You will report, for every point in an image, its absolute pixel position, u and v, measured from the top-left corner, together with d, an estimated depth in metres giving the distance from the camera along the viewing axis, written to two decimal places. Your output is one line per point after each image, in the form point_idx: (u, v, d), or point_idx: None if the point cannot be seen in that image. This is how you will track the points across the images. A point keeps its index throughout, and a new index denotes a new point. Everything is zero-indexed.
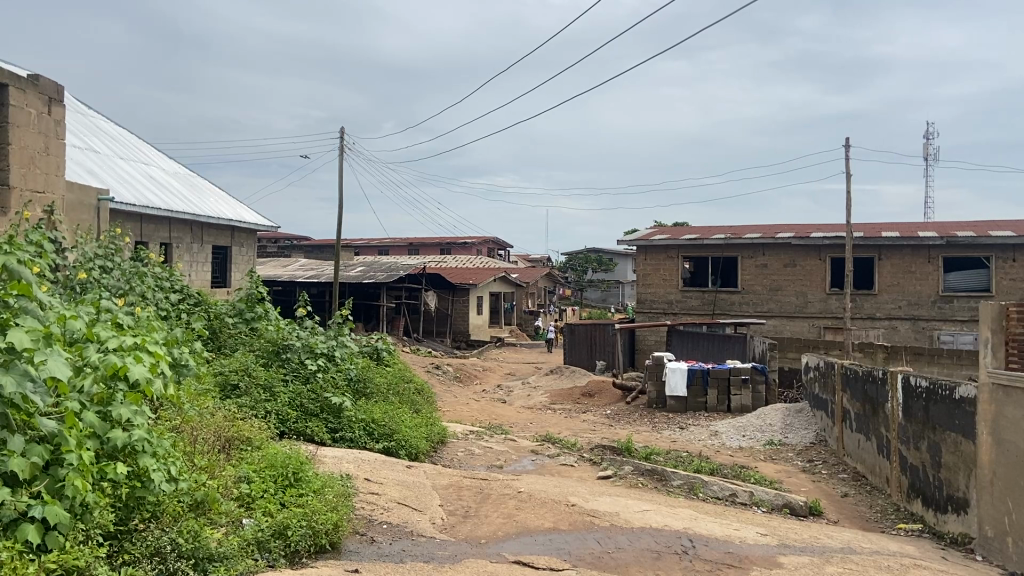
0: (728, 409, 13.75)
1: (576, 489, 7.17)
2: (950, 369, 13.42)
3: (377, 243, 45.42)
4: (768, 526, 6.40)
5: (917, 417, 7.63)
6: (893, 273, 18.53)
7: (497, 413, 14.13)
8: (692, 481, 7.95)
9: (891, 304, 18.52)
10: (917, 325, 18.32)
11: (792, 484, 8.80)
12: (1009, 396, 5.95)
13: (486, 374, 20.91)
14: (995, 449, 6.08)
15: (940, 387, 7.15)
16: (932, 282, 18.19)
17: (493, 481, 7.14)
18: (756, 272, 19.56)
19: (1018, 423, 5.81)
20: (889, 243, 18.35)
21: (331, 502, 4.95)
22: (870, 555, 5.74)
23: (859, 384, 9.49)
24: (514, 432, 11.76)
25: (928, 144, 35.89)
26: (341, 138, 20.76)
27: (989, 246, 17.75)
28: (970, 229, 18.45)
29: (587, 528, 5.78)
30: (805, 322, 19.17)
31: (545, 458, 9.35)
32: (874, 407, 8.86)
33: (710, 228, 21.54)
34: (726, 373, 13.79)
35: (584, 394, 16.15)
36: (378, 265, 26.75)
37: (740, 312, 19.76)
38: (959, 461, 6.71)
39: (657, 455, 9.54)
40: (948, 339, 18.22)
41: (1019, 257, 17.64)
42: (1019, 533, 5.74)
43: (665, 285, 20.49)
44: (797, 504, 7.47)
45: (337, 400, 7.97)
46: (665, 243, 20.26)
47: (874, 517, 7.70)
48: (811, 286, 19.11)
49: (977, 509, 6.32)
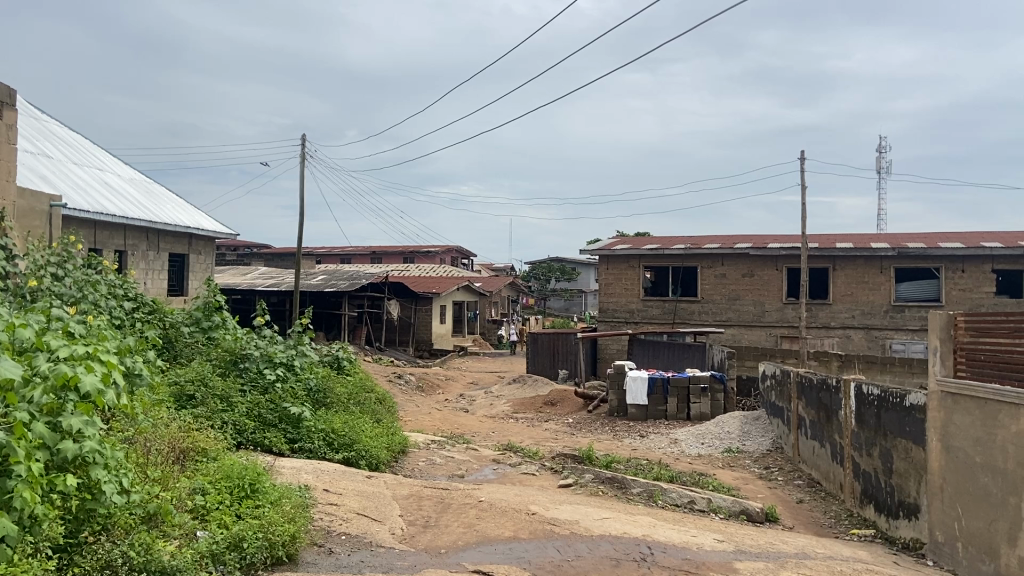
0: (688, 417, 13.89)
1: (537, 498, 7.18)
2: (902, 377, 13.73)
3: (339, 252, 45.09)
4: (726, 533, 6.48)
5: (869, 424, 7.80)
6: (847, 283, 18.89)
7: (458, 422, 14.10)
8: (652, 488, 8.00)
9: (845, 314, 18.88)
10: (870, 334, 18.72)
11: (750, 491, 8.91)
12: (958, 404, 6.11)
13: (448, 383, 20.85)
14: (944, 456, 6.25)
15: (891, 395, 7.32)
16: (885, 292, 18.60)
17: (454, 491, 7.12)
18: (715, 282, 19.82)
19: (967, 431, 5.96)
20: (843, 254, 18.72)
21: (289, 515, 4.90)
22: (824, 561, 5.84)
23: (813, 392, 9.67)
24: (476, 441, 11.75)
25: (880, 157, 36.50)
26: (303, 146, 20.59)
27: (938, 257, 18.22)
28: (921, 240, 18.92)
29: (547, 536, 5.80)
30: (762, 331, 19.46)
31: (506, 467, 9.36)
32: (828, 415, 9.02)
33: (670, 238, 21.76)
34: (685, 382, 13.95)
35: (546, 403, 16.19)
36: (340, 273, 26.53)
37: (700, 320, 19.99)
38: (910, 468, 6.87)
39: (618, 464, 9.61)
40: (900, 347, 18.63)
41: (968, 267, 18.12)
42: (968, 538, 5.88)
43: (627, 294, 20.65)
44: (753, 511, 7.59)
45: (296, 410, 7.91)
46: (626, 253, 20.42)
47: (829, 523, 7.84)
48: (768, 296, 19.42)
49: (928, 515, 6.48)
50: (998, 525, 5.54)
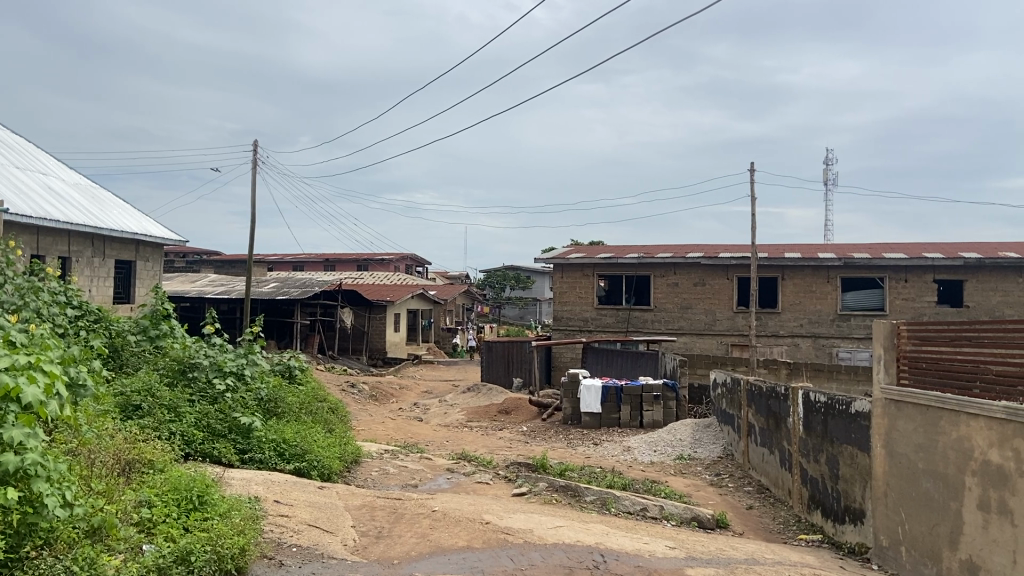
0: (641, 425, 14.02)
1: (491, 507, 7.18)
2: (848, 385, 14.06)
3: (291, 259, 44.55)
4: (677, 540, 6.56)
5: (816, 430, 7.97)
6: (795, 292, 19.30)
7: (412, 431, 14.01)
8: (605, 496, 8.04)
9: (794, 322, 19.27)
10: (817, 342, 19.14)
11: (701, 497, 9.04)
12: (901, 411, 6.28)
13: (402, 392, 20.70)
14: (888, 461, 6.42)
15: (837, 402, 7.50)
16: (831, 301, 19.05)
17: (407, 501, 7.06)
18: (668, 290, 20.06)
19: (909, 436, 6.14)
20: (791, 263, 19.13)
21: (238, 527, 4.82)
22: (772, 566, 5.95)
23: (763, 400, 9.85)
24: (430, 450, 11.70)
25: (827, 169, 37.38)
26: (254, 151, 20.28)
27: (883, 267, 18.71)
28: (866, 251, 19.42)
29: (500, 545, 5.80)
30: (713, 339, 19.75)
31: (460, 476, 9.32)
32: (777, 422, 9.20)
33: (623, 247, 21.98)
34: (638, 390, 14.07)
35: (500, 411, 16.19)
36: (292, 281, 26.16)
37: (652, 329, 20.20)
38: (856, 473, 7.03)
39: (572, 472, 9.64)
40: (845, 355, 19.07)
41: (910, 277, 18.64)
42: (911, 542, 6.04)
43: (581, 302, 20.79)
44: (704, 517, 7.72)
45: (246, 421, 7.78)
46: (580, 262, 20.56)
47: (777, 528, 7.99)
48: (719, 304, 19.72)
49: (873, 520, 6.64)
50: (940, 529, 5.69)
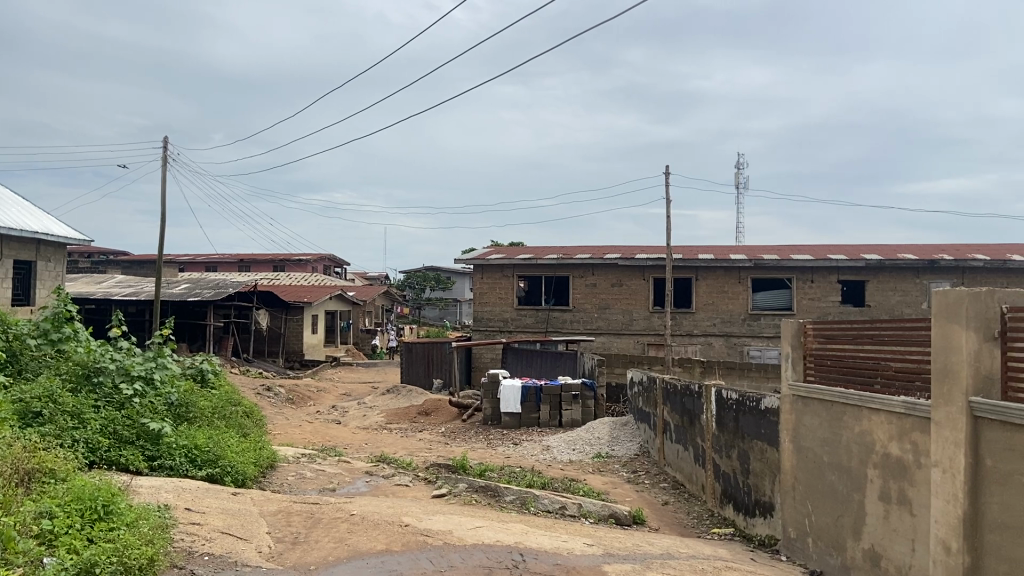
0: (560, 424, 14.18)
1: (410, 509, 7.13)
2: (758, 382, 14.55)
3: (204, 260, 43.24)
4: (595, 537, 6.66)
5: (728, 426, 8.23)
6: (708, 292, 19.87)
7: (330, 435, 13.79)
8: (525, 495, 8.08)
9: (707, 321, 19.83)
10: (729, 341, 19.74)
11: (618, 494, 9.20)
12: (808, 406, 6.54)
13: (319, 394, 20.35)
14: (796, 455, 6.68)
15: (748, 399, 7.76)
16: (742, 301, 19.69)
17: (325, 505, 6.95)
18: (586, 291, 20.34)
19: (815, 431, 6.40)
20: (705, 264, 19.69)
21: (146, 537, 4.65)
22: (686, 560, 6.10)
23: (677, 398, 10.12)
24: (348, 454, 11.54)
25: (739, 172, 38.55)
26: (164, 148, 19.58)
27: (791, 269, 19.44)
28: (774, 253, 20.15)
29: (420, 547, 5.77)
30: (630, 338, 20.14)
31: (379, 479, 9.22)
32: (691, 419, 9.46)
33: (543, 248, 22.20)
34: (557, 390, 14.26)
35: (420, 413, 16.09)
36: (205, 282, 25.38)
37: (571, 329, 20.45)
38: (765, 467, 7.30)
39: (491, 472, 9.67)
40: (756, 353, 19.72)
41: (816, 278, 19.42)
42: (818, 533, 6.30)
43: (501, 303, 20.87)
44: (621, 514, 7.87)
45: (155, 426, 7.51)
46: (500, 263, 20.65)
47: (691, 523, 8.21)
48: (636, 304, 20.12)
49: (782, 513, 6.90)
50: (844, 519, 5.95)
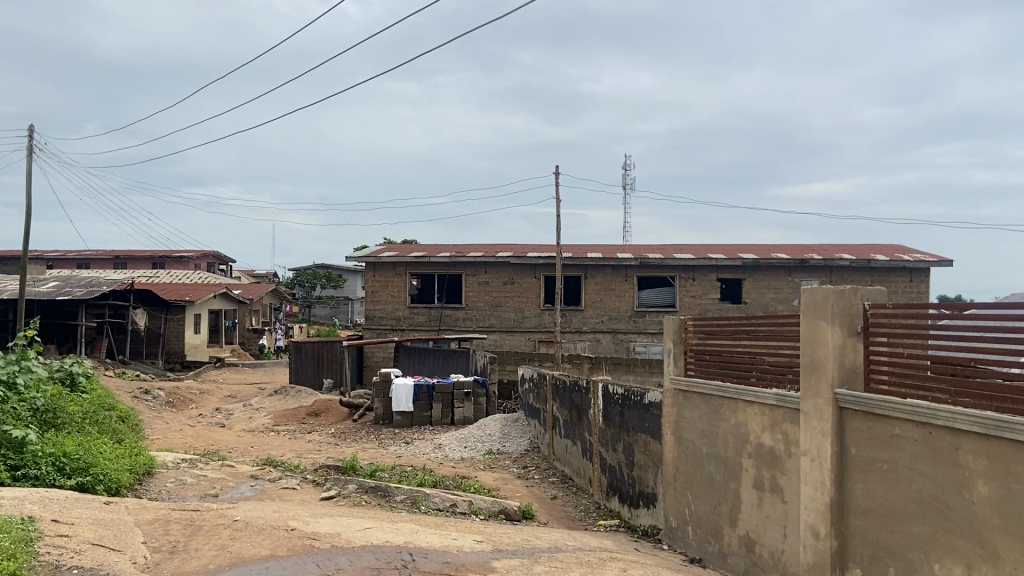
0: (452, 421, 14.20)
1: (297, 513, 6.98)
2: (643, 377, 15.01)
3: (75, 256, 40.80)
4: (484, 533, 6.71)
5: (614, 421, 8.45)
6: (597, 290, 20.34)
7: (213, 438, 13.29)
8: (415, 494, 8.04)
9: (595, 319, 20.30)
10: (617, 337, 20.27)
11: (508, 490, 9.30)
12: (688, 400, 6.80)
13: (202, 396, 19.57)
14: (677, 447, 6.93)
15: (633, 394, 8.00)
16: (629, 299, 20.26)
17: (206, 512, 6.70)
18: (478, 289, 20.42)
19: (695, 423, 6.66)
20: (593, 263, 20.14)
21: (6, 552, 4.35)
22: (573, 552, 6.23)
23: (566, 394, 10.32)
24: (233, 458, 11.16)
25: (626, 173, 39.63)
26: (30, 138, 18.34)
27: (674, 267, 20.14)
28: (659, 252, 20.81)
29: (306, 551, 5.65)
30: (522, 336, 20.35)
31: (265, 483, 8.97)
32: (579, 414, 9.67)
33: (436, 246, 22.12)
34: (450, 388, 14.27)
35: (309, 414, 15.73)
36: (76, 279, 23.94)
37: (464, 327, 20.49)
38: (648, 460, 7.55)
39: (382, 472, 9.58)
40: (642, 349, 20.33)
41: (697, 276, 20.20)
42: (697, 521, 6.56)
43: (393, 302, 20.67)
44: (511, 510, 7.97)
45: (19, 434, 7.04)
46: (392, 261, 20.44)
47: (579, 516, 8.39)
48: (527, 302, 20.35)
49: (663, 503, 7.15)
50: (721, 508, 6.22)
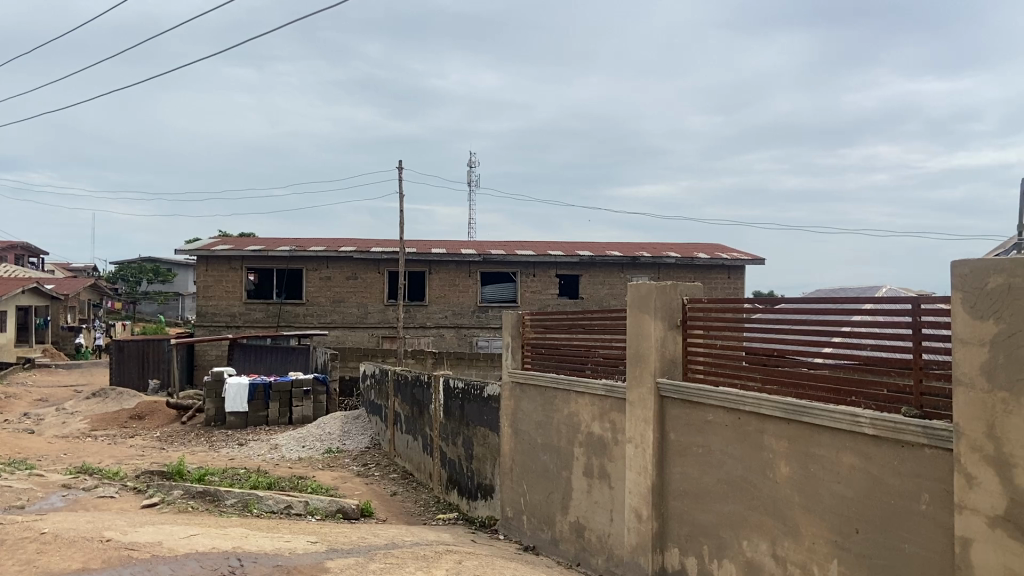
0: (290, 421, 13.74)
1: (115, 522, 6.50)
2: (485, 371, 15.18)
3: None
4: (319, 534, 6.53)
5: (454, 415, 8.48)
6: (440, 285, 20.37)
7: (21, 446, 12.15)
8: (246, 498, 7.71)
9: (439, 314, 20.33)
10: (460, 332, 20.40)
11: (347, 488, 9.12)
12: (525, 392, 6.93)
13: (9, 401, 17.84)
14: (514, 439, 7.06)
15: (472, 387, 8.06)
16: (472, 294, 20.43)
17: (7, 526, 6.10)
18: (320, 284, 19.89)
19: (531, 415, 6.81)
20: (437, 258, 20.14)
21: None
22: (409, 548, 6.19)
23: (407, 389, 10.26)
24: (43, 466, 10.25)
25: (471, 170, 39.93)
26: None
27: (516, 263, 20.49)
28: (501, 248, 21.12)
29: (124, 563, 5.27)
30: (364, 332, 20.03)
31: (79, 492, 8.28)
32: (420, 409, 9.63)
33: (274, 240, 21.33)
34: (288, 386, 13.83)
35: (133, 417, 14.72)
36: None
37: (304, 323, 19.91)
38: (486, 452, 7.64)
39: (212, 475, 9.12)
40: (484, 344, 20.57)
41: (538, 272, 20.66)
42: (532, 510, 6.71)
43: (227, 297, 19.74)
44: (349, 508, 7.83)
45: None
46: (227, 255, 19.50)
47: (418, 511, 8.37)
48: (370, 298, 20.04)
49: (500, 494, 7.26)
50: (553, 496, 6.40)
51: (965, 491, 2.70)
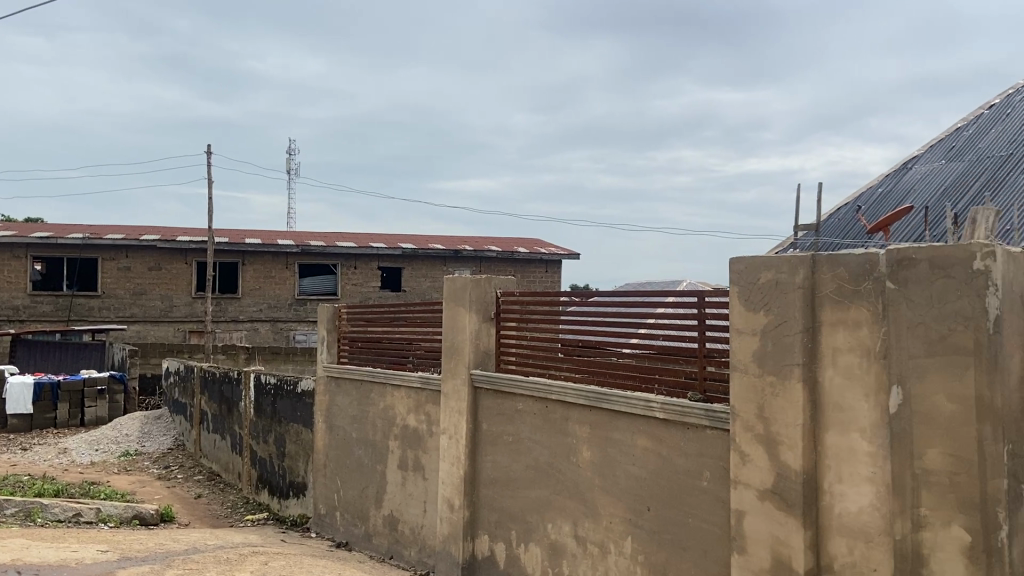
0: (81, 423, 12.70)
1: None
2: (302, 366, 14.74)
3: None
4: (111, 542, 6.07)
5: (266, 412, 8.18)
6: (255, 278, 19.56)
7: None
8: (29, 506, 7.00)
9: (253, 307, 19.53)
10: (275, 326, 19.70)
11: (146, 493, 8.53)
12: (340, 387, 6.81)
13: None
14: (327, 435, 6.92)
15: (285, 383, 7.81)
16: (289, 286, 19.74)
17: None
18: (119, 275, 18.46)
19: (346, 410, 6.70)
20: (251, 249, 19.31)
21: None
22: (212, 551, 5.90)
23: (215, 386, 9.76)
24: None
25: (290, 159, 38.53)
26: None
27: (335, 255, 20.00)
28: (320, 239, 20.57)
29: None
30: (170, 326, 18.85)
31: None
32: (229, 407, 9.20)
33: (66, 226, 19.54)
34: (79, 385, 12.74)
35: None
36: None
37: (101, 317, 18.45)
38: (299, 449, 7.44)
39: None
40: (301, 338, 19.99)
41: (359, 264, 20.22)
42: (345, 506, 6.62)
43: (9, 288, 17.88)
44: (147, 514, 7.35)
45: None
46: (8, 241, 17.63)
47: (224, 513, 8.00)
48: (177, 290, 18.85)
49: (313, 491, 7.09)
50: (367, 491, 6.35)
51: (739, 467, 2.97)
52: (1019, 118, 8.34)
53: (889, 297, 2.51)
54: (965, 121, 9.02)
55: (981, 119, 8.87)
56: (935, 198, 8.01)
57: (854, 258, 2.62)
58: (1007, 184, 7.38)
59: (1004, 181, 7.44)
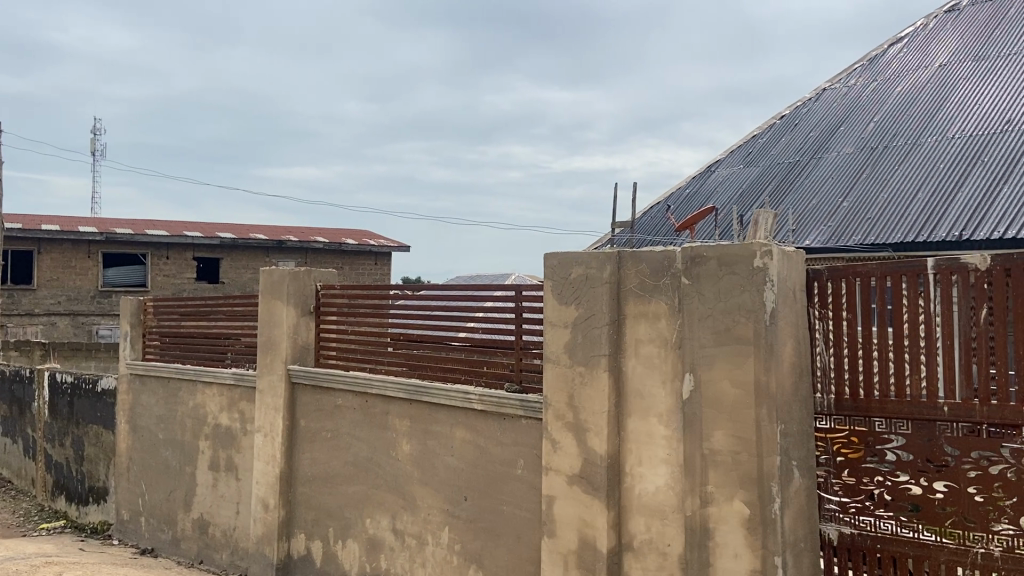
0: None
1: None
2: (107, 363, 13.66)
3: None
4: None
5: (62, 413, 7.52)
6: (51, 268, 17.90)
7: None
8: None
9: (49, 299, 17.88)
10: (76, 320, 18.16)
11: None
12: (146, 385, 6.39)
13: None
14: (132, 436, 6.47)
15: (84, 382, 7.22)
16: (92, 277, 18.24)
17: None
18: None
19: (152, 409, 6.30)
20: (48, 236, 17.65)
21: None
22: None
23: (3, 386, 8.86)
24: None
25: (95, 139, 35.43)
26: None
27: (145, 245, 18.64)
28: (128, 226, 19.11)
29: None
30: None
31: None
32: (19, 409, 8.38)
33: None
34: None
35: None
36: None
37: None
38: (100, 452, 6.91)
39: None
40: (106, 333, 18.55)
41: (171, 255, 18.98)
42: (152, 510, 6.23)
43: None
44: None
45: None
46: None
47: (13, 524, 7.29)
48: None
49: (116, 496, 6.61)
50: (176, 494, 6.00)
51: (551, 454, 3.10)
52: (804, 129, 9.21)
53: (683, 292, 2.71)
54: (760, 129, 9.84)
55: (773, 128, 9.71)
56: (734, 200, 8.70)
57: (654, 255, 2.81)
58: (794, 189, 8.16)
59: (792, 187, 8.21)
